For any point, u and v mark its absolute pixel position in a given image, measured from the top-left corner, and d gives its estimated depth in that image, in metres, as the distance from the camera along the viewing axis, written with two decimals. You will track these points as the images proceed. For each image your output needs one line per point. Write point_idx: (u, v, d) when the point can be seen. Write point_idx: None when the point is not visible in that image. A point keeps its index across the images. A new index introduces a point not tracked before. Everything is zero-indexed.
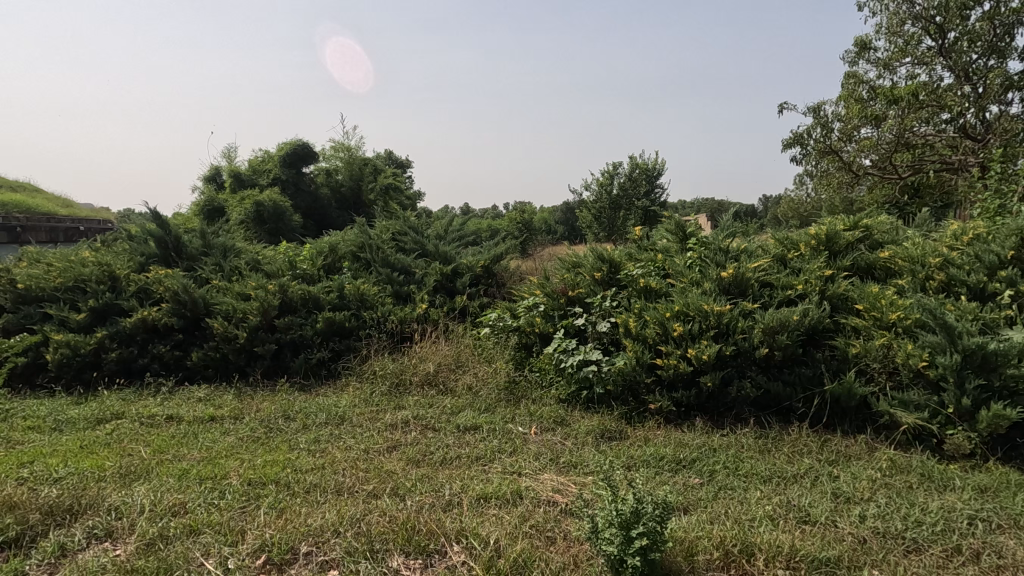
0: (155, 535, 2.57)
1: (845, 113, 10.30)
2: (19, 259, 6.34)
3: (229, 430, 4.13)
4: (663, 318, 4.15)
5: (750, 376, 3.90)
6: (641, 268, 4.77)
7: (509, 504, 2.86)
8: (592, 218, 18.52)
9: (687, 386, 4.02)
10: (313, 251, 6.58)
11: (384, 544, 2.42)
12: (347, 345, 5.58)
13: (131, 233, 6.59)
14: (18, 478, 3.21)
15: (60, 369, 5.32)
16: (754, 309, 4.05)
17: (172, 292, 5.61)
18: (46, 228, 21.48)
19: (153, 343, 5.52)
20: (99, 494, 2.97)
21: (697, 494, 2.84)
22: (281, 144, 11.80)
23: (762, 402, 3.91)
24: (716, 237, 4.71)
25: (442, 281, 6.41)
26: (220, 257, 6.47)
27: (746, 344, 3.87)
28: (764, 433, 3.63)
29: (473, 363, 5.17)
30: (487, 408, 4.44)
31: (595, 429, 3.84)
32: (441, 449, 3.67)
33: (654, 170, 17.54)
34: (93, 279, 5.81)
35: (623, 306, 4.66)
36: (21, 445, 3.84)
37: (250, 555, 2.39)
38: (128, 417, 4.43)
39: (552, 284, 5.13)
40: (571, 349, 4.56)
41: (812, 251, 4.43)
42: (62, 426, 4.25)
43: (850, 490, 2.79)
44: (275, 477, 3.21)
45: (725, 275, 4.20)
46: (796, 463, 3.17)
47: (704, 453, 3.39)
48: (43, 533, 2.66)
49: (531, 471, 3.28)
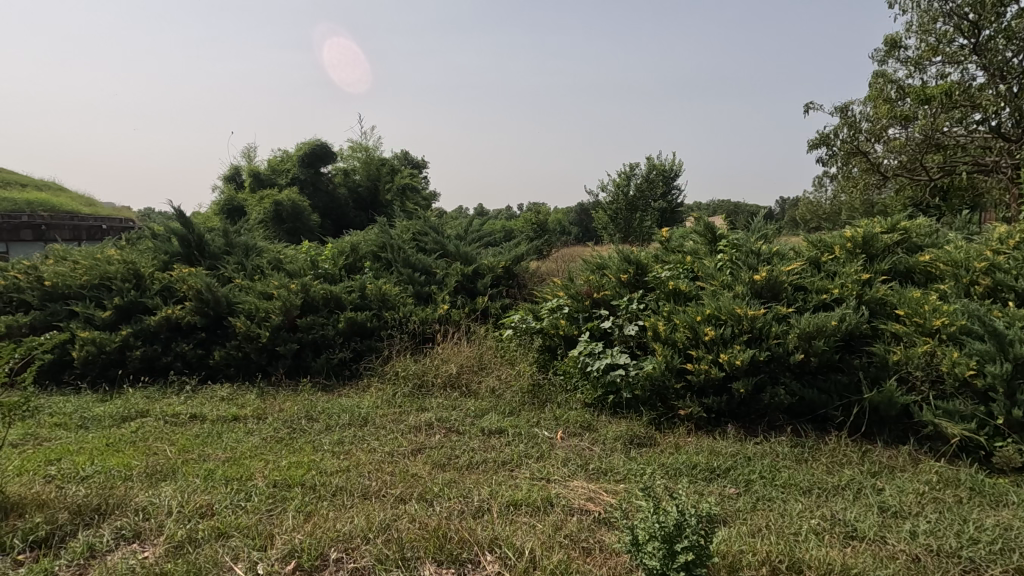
0: (183, 538, 2.53)
1: (873, 113, 10.08)
2: (46, 257, 6.42)
3: (253, 430, 4.11)
4: (693, 322, 4.05)
5: (784, 382, 3.78)
6: (669, 271, 4.69)
7: (540, 512, 2.78)
8: (608, 218, 18.36)
9: (718, 391, 3.92)
10: (334, 250, 6.57)
11: (415, 552, 2.36)
12: (369, 345, 5.55)
13: (155, 232, 6.62)
14: (46, 476, 3.20)
15: (86, 366, 5.36)
16: (787, 313, 3.93)
17: (196, 291, 5.62)
18: (70, 226, 21.89)
19: (176, 342, 5.53)
20: (127, 493, 2.95)
21: (735, 505, 2.74)
22: (300, 144, 11.85)
23: (795, 410, 3.80)
24: (747, 239, 4.59)
25: (464, 281, 6.35)
26: (242, 256, 6.48)
27: (780, 349, 3.76)
28: (800, 442, 3.52)
29: (496, 365, 5.11)
30: (511, 411, 4.37)
31: (624, 435, 3.75)
32: (467, 453, 3.60)
33: (672, 171, 17.37)
34: (118, 278, 5.85)
35: (650, 308, 4.57)
36: (48, 442, 3.85)
37: (279, 561, 2.34)
38: (152, 416, 4.43)
39: (577, 286, 5.05)
40: (597, 352, 4.47)
41: (848, 253, 4.30)
42: (88, 423, 4.26)
43: (897, 504, 2.68)
44: (300, 480, 3.17)
45: (758, 278, 4.09)
46: (837, 475, 3.06)
47: (739, 461, 3.28)
48: (72, 532, 2.63)
49: (560, 477, 3.20)
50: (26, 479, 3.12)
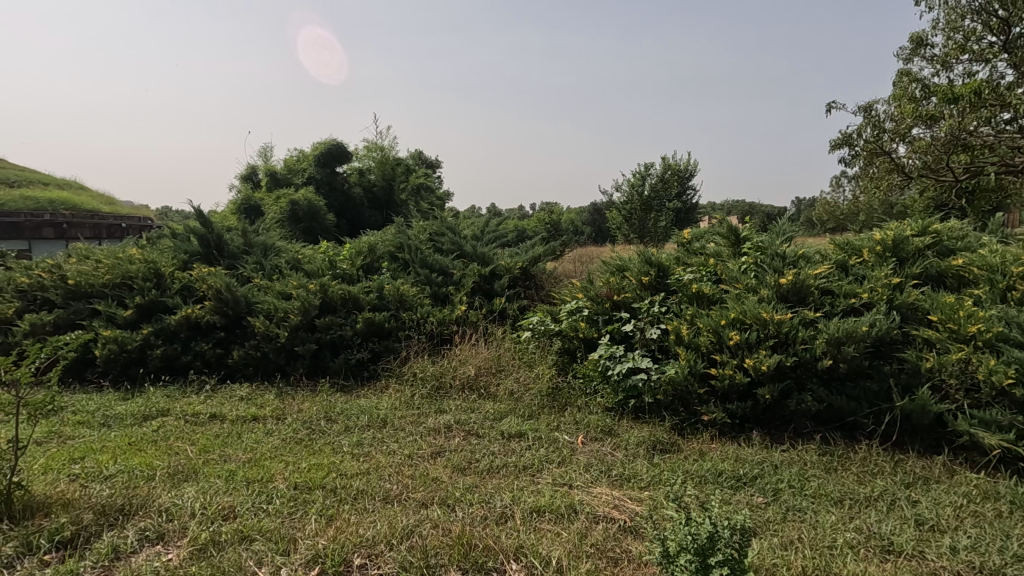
0: (207, 540, 2.52)
1: (897, 112, 9.89)
2: (69, 255, 6.51)
3: (273, 430, 4.10)
4: (717, 325, 3.98)
5: (811, 388, 3.69)
6: (692, 273, 4.63)
7: (564, 520, 2.73)
8: (622, 218, 18.20)
9: (742, 397, 3.84)
10: (352, 251, 6.58)
11: (439, 560, 2.33)
12: (386, 346, 5.54)
13: (176, 231, 6.68)
14: (70, 474, 3.22)
15: (108, 364, 5.41)
16: (815, 317, 3.84)
17: (215, 291, 5.65)
18: (90, 224, 22.25)
19: (196, 341, 5.57)
20: (150, 494, 2.95)
21: (764, 515, 2.67)
22: (316, 144, 11.88)
23: (823, 417, 3.71)
24: (772, 241, 4.50)
25: (481, 282, 6.31)
26: (260, 256, 6.52)
27: (808, 355, 3.67)
28: (829, 451, 3.43)
29: (514, 368, 5.06)
30: (531, 415, 4.32)
31: (647, 441, 3.69)
32: (487, 457, 3.56)
33: (686, 171, 17.17)
34: (139, 277, 5.91)
35: (672, 311, 4.50)
36: (72, 440, 3.88)
37: (303, 566, 2.32)
38: (173, 415, 4.45)
39: (596, 288, 4.98)
40: (618, 355, 4.42)
41: (877, 257, 4.19)
42: (110, 422, 4.29)
43: (934, 517, 2.59)
44: (321, 483, 3.15)
45: (784, 281, 4.00)
46: (868, 485, 2.98)
47: (766, 469, 3.20)
48: (97, 533, 2.63)
49: (583, 483, 3.15)
50: (52, 478, 3.14)
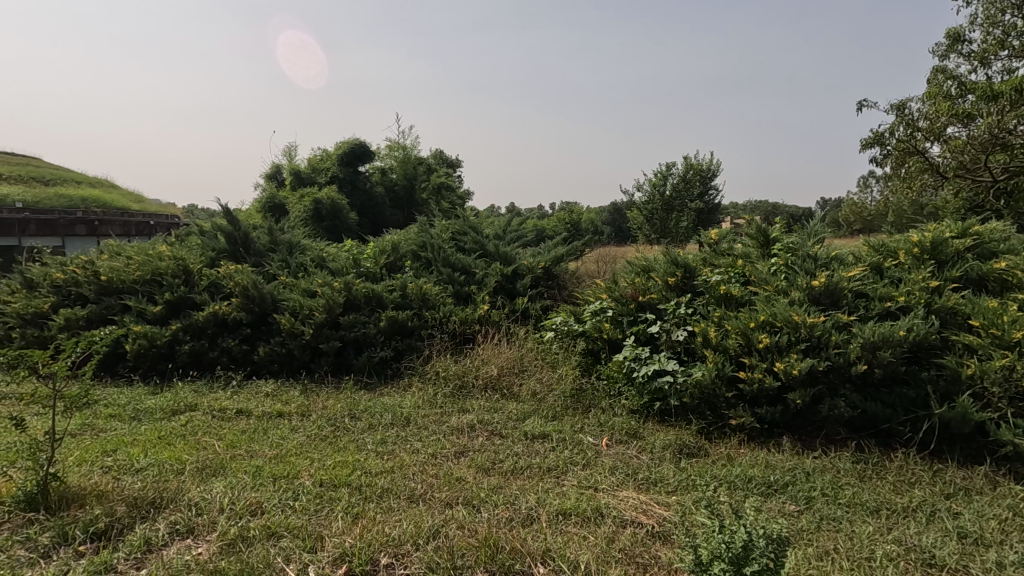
0: (236, 535, 2.55)
1: (932, 111, 9.61)
2: (101, 252, 6.67)
3: (298, 427, 4.14)
4: (746, 328, 3.90)
5: (844, 394, 3.59)
6: (720, 275, 4.55)
7: (591, 523, 2.69)
8: (643, 218, 18.04)
9: (772, 402, 3.75)
10: (376, 249, 6.62)
11: (466, 562, 2.31)
12: (409, 345, 5.55)
13: (204, 229, 6.81)
14: (103, 467, 3.29)
15: (138, 359, 5.51)
16: (849, 321, 3.75)
17: (242, 287, 5.74)
18: (121, 222, 22.85)
19: (223, 337, 5.64)
20: (180, 488, 2.99)
21: (798, 524, 2.60)
22: (338, 144, 11.99)
23: (856, 423, 3.62)
24: (804, 242, 4.41)
25: (503, 282, 6.29)
26: (286, 253, 6.60)
27: (841, 359, 3.57)
28: (863, 459, 3.34)
29: (537, 368, 5.03)
30: (554, 416, 4.29)
31: (673, 444, 3.63)
32: (511, 458, 3.53)
33: (709, 170, 16.84)
34: (169, 273, 6.03)
35: (699, 313, 4.43)
36: (104, 433, 3.97)
37: (330, 564, 2.33)
38: (200, 409, 4.52)
39: (621, 288, 4.93)
40: (643, 357, 4.36)
41: (914, 259, 4.08)
42: (141, 416, 4.37)
43: (978, 530, 2.49)
44: (346, 480, 3.16)
45: (816, 284, 3.90)
46: (906, 495, 2.88)
47: (798, 476, 3.12)
48: (130, 525, 2.67)
49: (609, 487, 3.11)
50: (85, 470, 3.20)
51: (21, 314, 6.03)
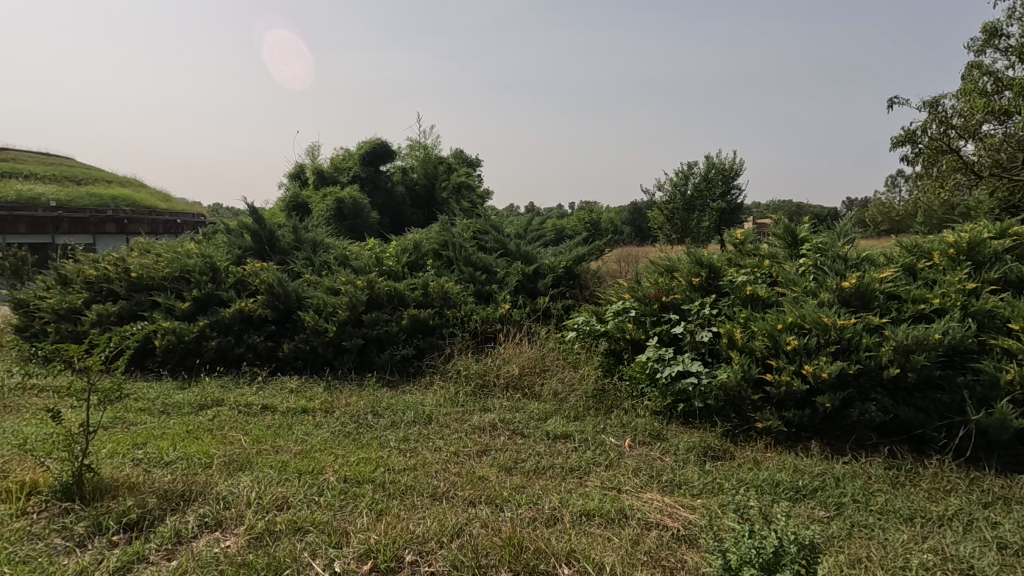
0: (263, 529, 2.58)
1: (966, 107, 9.33)
2: (132, 249, 6.84)
3: (322, 423, 4.19)
4: (773, 330, 3.83)
5: (875, 399, 3.50)
6: (746, 275, 4.48)
7: (615, 525, 2.67)
8: (664, 218, 17.86)
9: (800, 405, 3.68)
10: (398, 248, 6.68)
11: (491, 561, 2.30)
12: (431, 344, 5.57)
13: (230, 227, 6.95)
14: (134, 459, 3.37)
15: (166, 355, 5.62)
16: (881, 323, 3.65)
17: (268, 285, 5.84)
18: (148, 220, 23.41)
19: (249, 334, 5.74)
20: (208, 481, 3.04)
21: (828, 531, 2.54)
22: (361, 144, 12.10)
23: (888, 428, 3.53)
24: (833, 242, 4.32)
25: (524, 281, 6.27)
26: (310, 251, 6.69)
27: (872, 363, 3.48)
28: (896, 465, 3.25)
29: (559, 368, 5.01)
30: (576, 416, 4.27)
31: (698, 447, 3.58)
32: (533, 457, 3.52)
33: (732, 170, 16.58)
34: (196, 270, 6.15)
35: (725, 314, 4.36)
36: (134, 426, 4.06)
37: (355, 560, 2.34)
38: (227, 404, 4.59)
39: (644, 288, 4.88)
40: (667, 358, 4.30)
41: (949, 260, 3.98)
42: (169, 410, 4.47)
43: (1019, 541, 2.41)
44: (370, 477, 3.18)
45: (847, 285, 3.82)
46: (941, 503, 2.79)
47: (827, 481, 3.05)
48: (160, 517, 2.72)
49: (632, 488, 3.08)
50: (117, 462, 3.28)
51: (55, 310, 6.19)
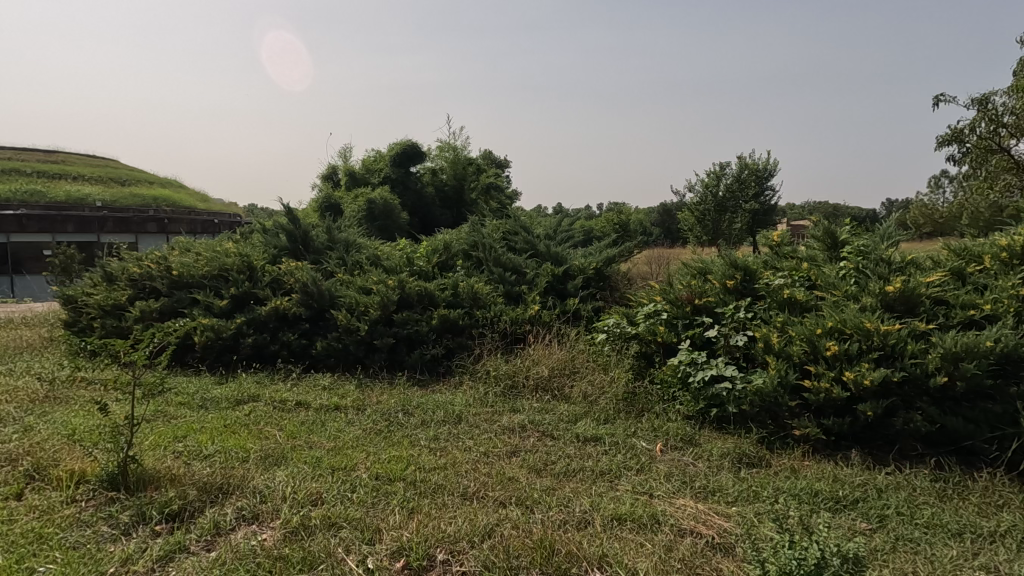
0: (298, 524, 2.63)
1: (1018, 104, 8.92)
2: (173, 248, 7.07)
3: (353, 420, 4.25)
4: (812, 335, 3.72)
5: (920, 408, 3.37)
6: (783, 278, 4.38)
7: (647, 530, 2.63)
8: (694, 219, 17.58)
9: (840, 413, 3.57)
10: (429, 249, 6.74)
11: (522, 563, 2.30)
12: (460, 344, 5.60)
13: (266, 227, 7.12)
14: (175, 452, 3.48)
15: (205, 350, 5.79)
16: (927, 329, 3.52)
17: (302, 284, 5.97)
18: (187, 220, 24.20)
19: (283, 331, 5.87)
20: (245, 475, 3.12)
21: (871, 543, 2.45)
22: (392, 145, 12.23)
23: (934, 439, 3.40)
24: (875, 245, 4.17)
25: (554, 282, 6.26)
26: (343, 251, 6.81)
27: (918, 370, 3.34)
28: (943, 477, 3.13)
29: (588, 370, 4.97)
30: (606, 419, 4.23)
31: (731, 453, 3.51)
32: (563, 459, 3.50)
33: (766, 170, 16.20)
34: (234, 269, 6.32)
35: (760, 318, 4.26)
36: (175, 420, 4.19)
37: (388, 557, 2.37)
38: (262, 400, 4.69)
39: (676, 290, 4.80)
40: (700, 362, 4.22)
41: (1002, 264, 3.81)
42: (208, 404, 4.60)
43: None
44: (401, 475, 3.21)
45: (890, 289, 3.69)
46: (992, 519, 2.67)
47: (869, 492, 2.95)
48: (200, 508, 2.81)
49: (664, 494, 3.03)
50: (159, 454, 3.39)
51: (100, 306, 6.43)
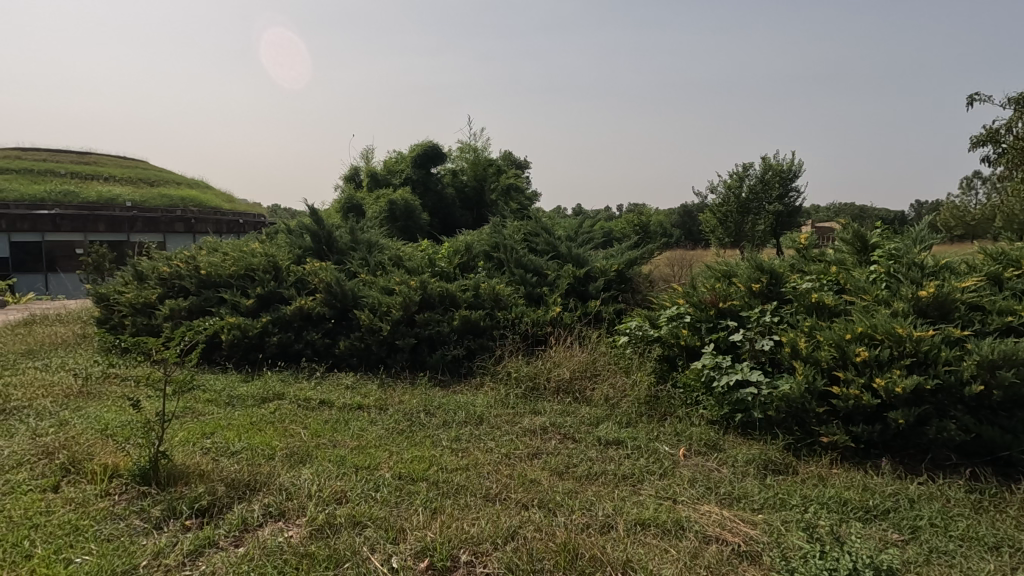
0: (324, 521, 2.66)
1: None
2: (201, 248, 7.22)
3: (376, 419, 4.30)
4: (841, 340, 3.64)
5: (954, 416, 3.27)
6: (811, 282, 4.30)
7: (671, 536, 2.60)
8: (716, 221, 17.36)
9: (870, 420, 3.49)
10: (450, 250, 6.77)
11: (545, 565, 2.29)
12: (481, 344, 5.61)
13: (291, 227, 7.23)
14: (203, 448, 3.55)
15: (232, 348, 5.90)
16: (963, 336, 3.42)
17: (326, 284, 6.04)
18: (213, 220, 24.72)
19: (307, 330, 5.95)
20: (271, 472, 3.17)
21: (904, 555, 2.39)
22: (413, 146, 12.31)
23: (969, 449, 3.30)
24: (908, 248, 4.07)
25: (575, 284, 6.24)
26: (365, 252, 6.87)
27: (953, 378, 3.25)
28: (978, 488, 3.04)
29: (610, 373, 4.93)
30: (628, 422, 4.20)
31: (757, 459, 3.45)
32: (585, 462, 3.49)
33: (791, 171, 15.93)
34: (260, 268, 6.43)
35: (787, 322, 4.19)
36: (203, 416, 4.28)
37: (412, 557, 2.38)
38: (287, 398, 4.77)
39: (700, 293, 4.73)
40: (725, 366, 4.16)
41: None
42: (234, 401, 4.69)
43: None
44: (424, 476, 3.23)
45: (924, 294, 3.60)
46: None
47: (901, 502, 2.88)
48: (228, 504, 2.86)
49: (688, 499, 2.99)
50: (189, 450, 3.46)
51: (131, 304, 6.59)
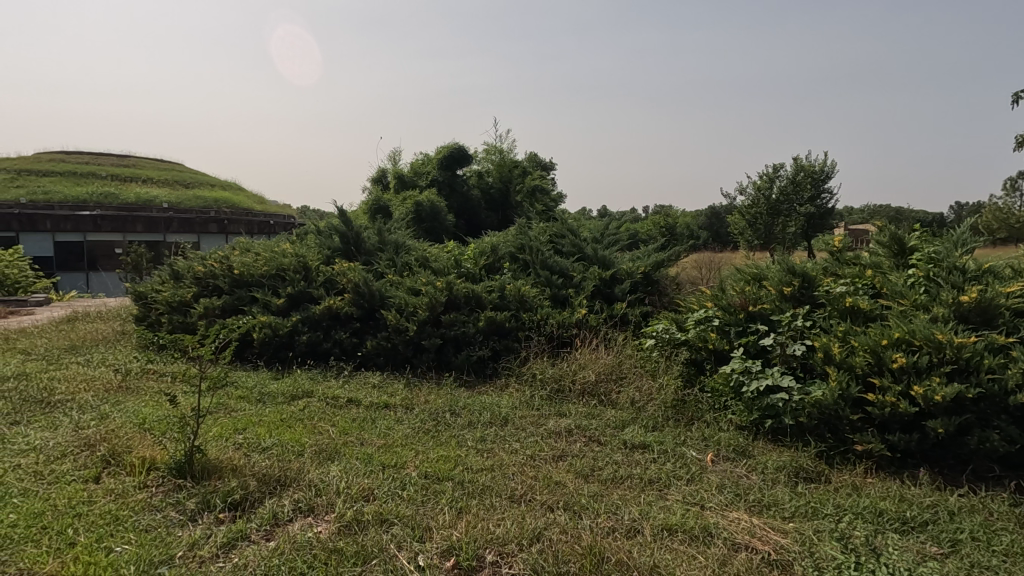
0: (352, 518, 2.70)
1: None
2: (234, 249, 7.40)
3: (402, 418, 4.35)
4: (877, 346, 3.53)
5: (998, 427, 3.15)
6: (845, 286, 4.19)
7: (699, 543, 2.57)
8: (746, 223, 17.07)
9: (907, 429, 3.38)
10: (476, 251, 6.81)
11: (570, 567, 2.29)
12: (506, 345, 5.62)
13: (321, 228, 7.36)
14: (236, 443, 3.64)
15: (263, 346, 6.03)
16: (1007, 342, 3.29)
17: (354, 284, 6.13)
18: (245, 221, 25.34)
19: (335, 330, 6.05)
20: (301, 469, 3.23)
21: (943, 568, 2.31)
22: (440, 148, 12.42)
23: (1013, 460, 3.18)
24: (949, 252, 3.93)
25: (601, 286, 6.20)
26: (392, 253, 6.96)
27: (996, 387, 3.13)
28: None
29: (636, 376, 4.88)
30: (655, 426, 4.16)
31: (788, 467, 3.38)
32: (610, 466, 3.46)
33: (823, 172, 15.56)
34: (290, 269, 6.57)
35: (820, 327, 4.09)
36: (235, 412, 4.38)
37: (438, 555, 2.41)
38: (316, 396, 4.86)
39: (729, 296, 4.65)
40: (754, 371, 4.08)
41: None
42: (265, 398, 4.79)
43: None
44: (449, 475, 3.25)
45: (966, 299, 3.47)
46: None
47: (940, 514, 2.78)
48: (260, 499, 2.93)
49: (716, 506, 2.95)
50: (222, 446, 3.55)
51: (168, 302, 6.79)
